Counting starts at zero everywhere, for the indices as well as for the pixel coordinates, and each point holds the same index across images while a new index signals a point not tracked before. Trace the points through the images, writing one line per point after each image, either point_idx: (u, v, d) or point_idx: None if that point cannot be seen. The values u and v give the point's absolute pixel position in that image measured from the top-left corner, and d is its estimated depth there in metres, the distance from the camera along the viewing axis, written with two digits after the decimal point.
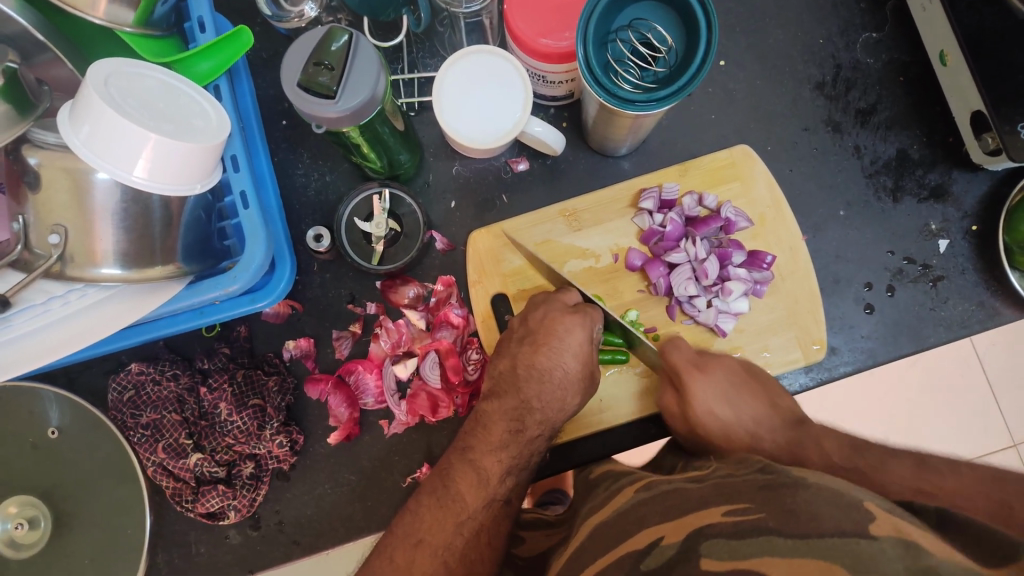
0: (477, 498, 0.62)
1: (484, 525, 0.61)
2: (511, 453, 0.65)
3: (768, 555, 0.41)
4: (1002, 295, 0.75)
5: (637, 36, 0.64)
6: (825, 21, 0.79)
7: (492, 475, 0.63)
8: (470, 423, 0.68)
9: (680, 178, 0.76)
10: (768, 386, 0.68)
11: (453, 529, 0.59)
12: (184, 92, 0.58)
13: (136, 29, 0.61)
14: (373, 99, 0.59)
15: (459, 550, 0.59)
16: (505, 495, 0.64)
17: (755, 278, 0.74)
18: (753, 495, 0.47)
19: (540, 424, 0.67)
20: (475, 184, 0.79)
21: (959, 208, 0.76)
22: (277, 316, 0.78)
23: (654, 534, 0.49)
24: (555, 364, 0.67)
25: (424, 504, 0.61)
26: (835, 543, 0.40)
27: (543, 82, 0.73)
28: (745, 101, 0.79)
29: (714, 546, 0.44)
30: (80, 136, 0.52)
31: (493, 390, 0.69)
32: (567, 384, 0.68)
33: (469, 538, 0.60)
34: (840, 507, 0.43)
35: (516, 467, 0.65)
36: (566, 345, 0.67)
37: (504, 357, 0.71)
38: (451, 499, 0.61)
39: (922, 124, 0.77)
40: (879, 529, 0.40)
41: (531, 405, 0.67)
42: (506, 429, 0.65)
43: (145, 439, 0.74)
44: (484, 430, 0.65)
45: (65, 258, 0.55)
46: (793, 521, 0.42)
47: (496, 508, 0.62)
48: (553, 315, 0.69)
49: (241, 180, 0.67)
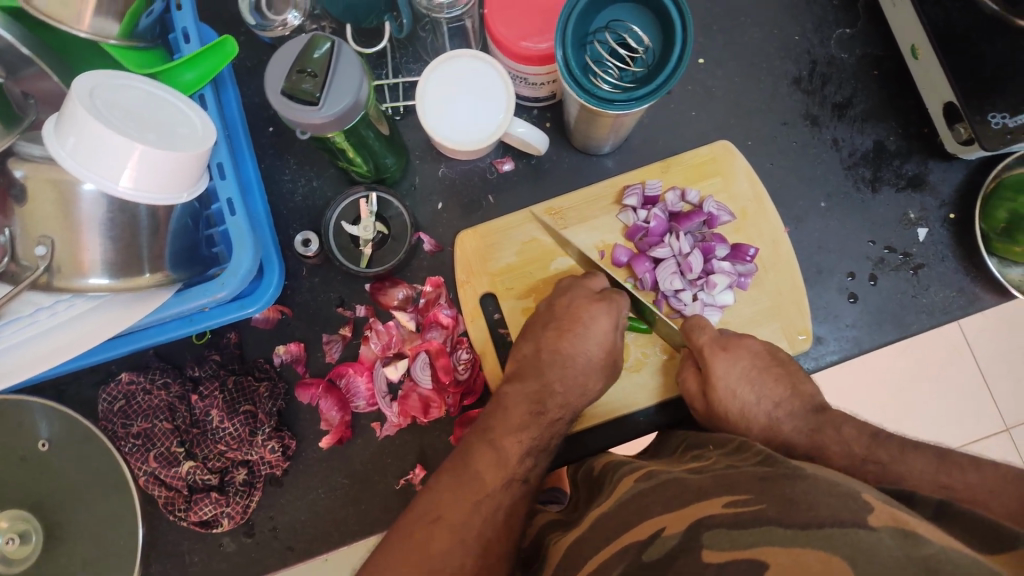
0: (497, 478, 0.61)
1: (501, 505, 0.60)
2: (531, 434, 0.65)
3: (769, 544, 0.41)
4: (982, 281, 0.77)
5: (615, 37, 0.65)
6: (799, 18, 0.81)
7: (512, 456, 0.63)
8: (491, 406, 0.68)
9: (662, 174, 0.77)
10: (793, 373, 0.68)
11: (473, 508, 0.59)
12: (168, 101, 0.59)
13: (121, 41, 0.62)
14: (357, 105, 0.60)
15: (478, 527, 0.57)
16: (524, 476, 0.63)
17: (740, 270, 0.75)
18: (753, 486, 0.48)
19: (562, 408, 0.68)
20: (461, 186, 0.80)
21: (936, 197, 0.78)
22: (267, 322, 0.78)
23: (655, 525, 0.50)
24: (579, 350, 0.70)
25: (444, 486, 0.60)
26: (833, 532, 0.41)
27: (525, 84, 0.74)
28: (724, 97, 0.81)
29: (716, 536, 0.44)
30: (65, 149, 0.53)
31: (517, 373, 0.70)
32: (590, 369, 0.70)
33: (488, 517, 0.58)
34: (837, 498, 0.44)
35: (537, 449, 0.65)
36: (592, 333, 0.70)
37: (530, 341, 0.72)
38: (471, 478, 0.60)
39: (897, 116, 0.79)
40: (877, 519, 0.41)
41: (553, 388, 0.68)
42: (528, 410, 0.66)
43: (136, 448, 0.74)
44: (505, 411, 0.66)
45: (52, 269, 0.56)
46: (793, 510, 0.44)
47: (515, 488, 0.62)
48: (580, 301, 0.71)
49: (228, 187, 0.68)
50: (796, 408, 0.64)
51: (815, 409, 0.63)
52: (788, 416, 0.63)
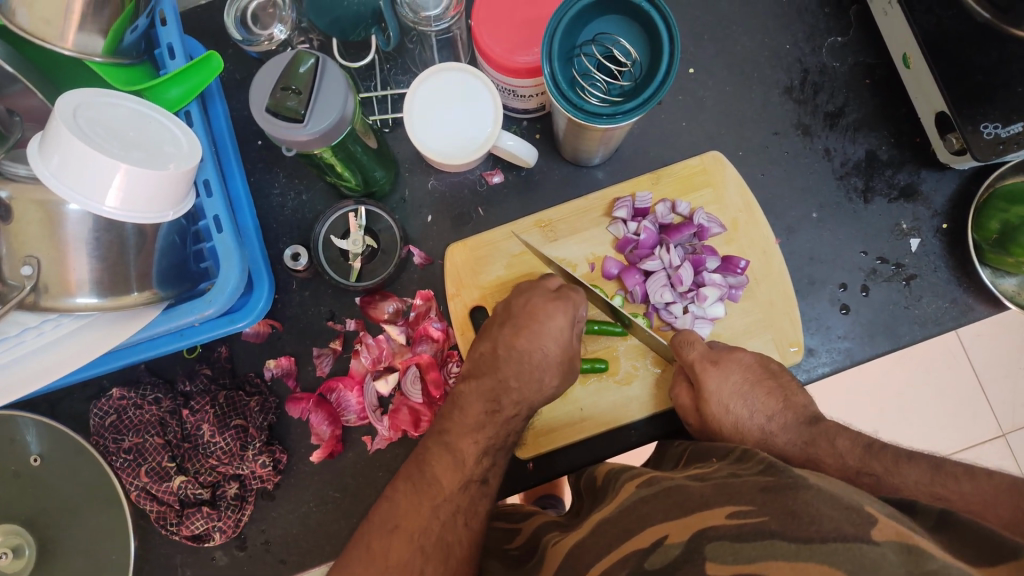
0: (454, 480, 0.63)
1: (460, 507, 0.62)
2: (488, 434, 0.66)
3: (770, 559, 0.41)
4: (975, 292, 0.76)
5: (602, 50, 0.65)
6: (791, 26, 0.80)
7: (469, 457, 0.64)
8: (448, 405, 0.69)
9: (653, 186, 0.77)
10: (784, 386, 0.68)
11: (430, 513, 0.60)
12: (153, 119, 0.58)
13: (105, 58, 0.61)
14: (343, 120, 0.60)
15: (436, 532, 0.59)
16: (483, 476, 0.65)
17: (731, 282, 0.74)
18: (755, 497, 0.47)
19: (516, 405, 0.68)
20: (451, 198, 0.80)
21: (929, 207, 0.77)
22: (257, 336, 0.78)
23: (656, 533, 0.49)
24: (535, 347, 0.69)
25: (400, 490, 0.62)
26: (835, 548, 0.40)
27: (513, 96, 0.74)
28: (715, 107, 0.80)
29: (719, 548, 0.44)
30: (50, 168, 0.52)
31: (471, 371, 0.70)
32: (546, 364, 0.69)
33: (446, 521, 0.60)
34: (840, 510, 0.43)
35: (494, 447, 0.66)
36: (548, 330, 0.69)
37: (487, 340, 0.71)
38: (427, 484, 0.62)
39: (889, 125, 0.78)
40: (881, 534, 0.41)
41: (508, 385, 0.68)
42: (483, 409, 0.67)
43: (127, 463, 0.74)
44: (460, 411, 0.67)
45: (39, 288, 0.56)
46: (795, 523, 0.43)
47: (473, 490, 0.63)
48: (536, 301, 0.70)
49: (215, 205, 0.67)
50: (789, 421, 0.64)
51: (809, 421, 0.63)
52: (781, 429, 0.64)
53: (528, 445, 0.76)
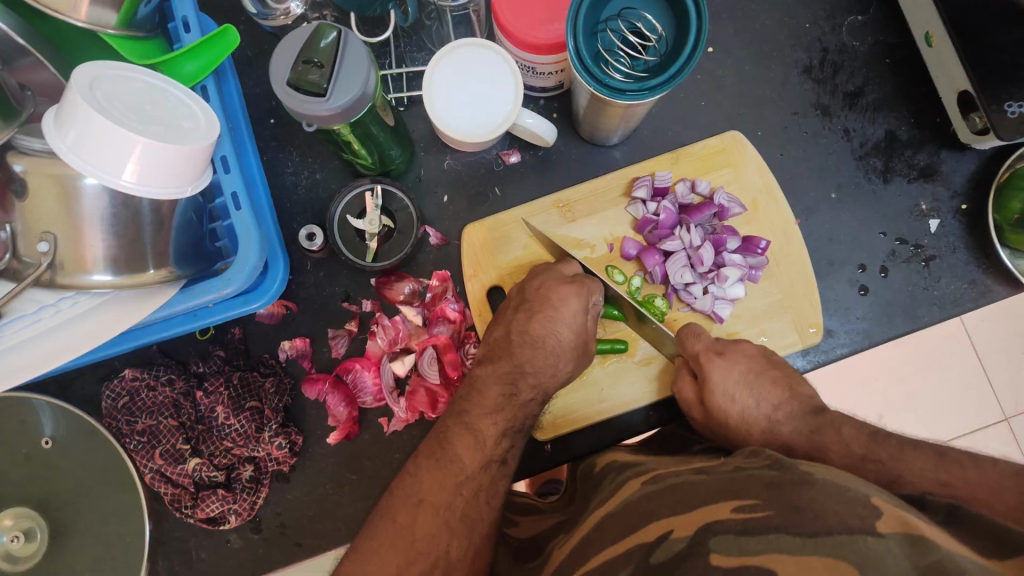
0: (475, 459, 0.61)
1: (482, 486, 0.60)
2: (506, 416, 0.64)
3: (777, 552, 0.41)
4: (995, 273, 0.76)
5: (627, 26, 0.63)
6: (810, 5, 0.79)
7: (488, 437, 0.62)
8: (465, 388, 0.67)
9: (672, 166, 0.76)
10: (789, 376, 0.67)
11: (453, 489, 0.58)
12: (171, 93, 0.57)
13: (119, 31, 0.60)
14: (364, 96, 0.59)
15: (460, 509, 0.58)
16: (502, 456, 0.63)
17: (750, 263, 0.74)
18: (761, 492, 0.47)
19: (534, 389, 0.67)
20: (467, 178, 0.79)
21: (948, 187, 0.77)
22: (272, 317, 0.77)
23: (664, 527, 0.49)
24: (550, 332, 0.67)
25: (423, 466, 0.60)
26: (841, 540, 0.40)
27: (533, 74, 0.73)
28: (734, 87, 0.79)
29: (723, 542, 0.44)
30: (66, 142, 0.51)
31: (488, 356, 0.68)
32: (560, 350, 0.68)
33: (470, 498, 0.58)
34: (845, 504, 0.43)
35: (512, 429, 0.64)
36: (561, 316, 0.67)
37: (500, 325, 0.71)
38: (449, 460, 0.60)
39: (909, 106, 0.78)
40: (885, 525, 0.40)
41: (524, 369, 0.66)
42: (500, 392, 0.65)
43: (142, 445, 0.73)
44: (478, 395, 0.65)
45: (55, 266, 0.54)
46: (800, 518, 0.42)
47: (493, 470, 0.61)
48: (550, 284, 0.70)
49: (232, 181, 0.66)
50: (795, 410, 0.62)
51: (814, 411, 0.61)
52: (788, 418, 0.62)
53: (545, 427, 0.76)
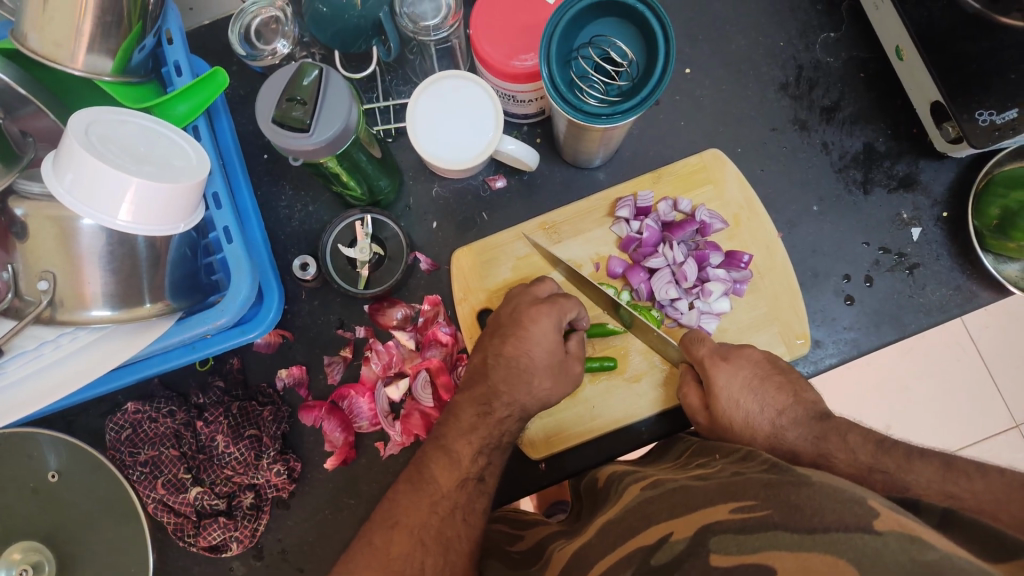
0: (450, 479, 0.62)
1: (458, 504, 0.61)
2: (481, 435, 0.65)
3: (775, 549, 0.42)
4: (979, 279, 0.77)
5: (598, 53, 0.66)
6: (784, 24, 0.81)
7: (464, 457, 0.63)
8: (444, 415, 0.68)
9: (654, 185, 0.78)
10: (796, 382, 0.66)
11: (429, 508, 0.60)
12: (165, 136, 0.60)
13: (114, 77, 0.63)
14: (347, 130, 0.61)
15: (436, 527, 0.59)
16: (479, 473, 0.64)
17: (735, 277, 0.76)
18: (758, 492, 0.48)
19: (509, 406, 0.67)
20: (454, 205, 0.81)
21: (928, 196, 0.78)
22: (269, 346, 0.79)
23: (663, 530, 0.50)
24: (522, 351, 0.68)
25: (400, 491, 0.61)
26: (838, 537, 0.41)
27: (513, 101, 0.75)
28: (712, 106, 0.81)
29: (723, 541, 0.45)
30: (64, 185, 0.54)
31: (465, 383, 0.70)
32: (535, 369, 0.68)
33: (444, 517, 0.59)
34: (843, 503, 0.44)
35: (488, 446, 0.65)
36: (533, 335, 0.68)
37: (479, 351, 0.71)
38: (426, 482, 0.61)
39: (885, 118, 0.79)
40: (882, 524, 0.41)
41: (498, 389, 0.67)
42: (475, 413, 0.66)
43: (144, 475, 0.75)
44: (455, 417, 0.66)
45: (55, 303, 0.57)
46: (798, 516, 0.43)
47: (470, 487, 0.62)
48: (521, 308, 0.70)
49: (225, 216, 0.69)
50: (800, 416, 0.62)
51: (819, 417, 0.61)
52: (792, 424, 0.62)
53: (539, 445, 0.76)
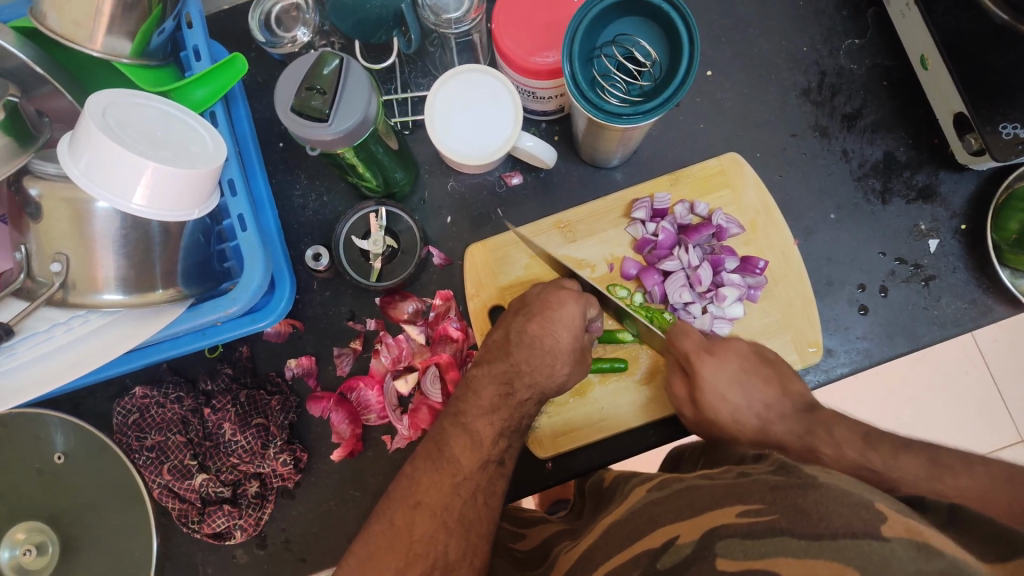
0: (473, 460, 0.61)
1: (480, 487, 0.61)
2: (502, 416, 0.65)
3: (784, 556, 0.42)
4: (995, 293, 0.76)
5: (622, 51, 0.64)
6: (808, 29, 0.81)
7: (486, 438, 0.63)
8: (461, 387, 0.67)
9: (672, 187, 0.77)
10: (782, 374, 0.67)
11: (451, 490, 0.59)
12: (181, 120, 0.59)
13: (133, 59, 0.62)
14: (366, 121, 0.60)
15: (459, 510, 0.58)
16: (500, 456, 0.63)
17: (750, 282, 0.75)
18: (765, 495, 0.47)
19: (530, 389, 0.66)
20: (470, 199, 0.81)
21: (947, 208, 0.77)
22: (278, 335, 0.79)
23: (668, 533, 0.49)
24: (547, 332, 0.67)
25: (420, 468, 0.61)
26: (846, 544, 0.41)
27: (532, 98, 0.75)
28: (733, 109, 0.81)
29: (730, 545, 0.44)
30: (79, 167, 0.53)
31: (485, 357, 0.68)
32: (557, 352, 0.67)
33: (467, 498, 0.59)
34: (849, 506, 0.43)
35: (509, 429, 0.65)
36: (560, 318, 0.67)
37: (500, 328, 0.70)
38: (446, 461, 0.61)
39: (907, 127, 0.78)
40: (890, 529, 0.41)
41: (520, 369, 0.66)
42: (496, 393, 0.65)
43: (150, 461, 0.74)
44: (474, 394, 0.65)
45: (67, 285, 0.57)
46: (805, 521, 0.43)
47: (491, 470, 0.62)
48: (547, 291, 0.70)
49: (239, 204, 0.68)
50: (787, 409, 0.63)
51: (806, 409, 0.62)
52: (778, 416, 0.62)
53: (546, 444, 0.76)
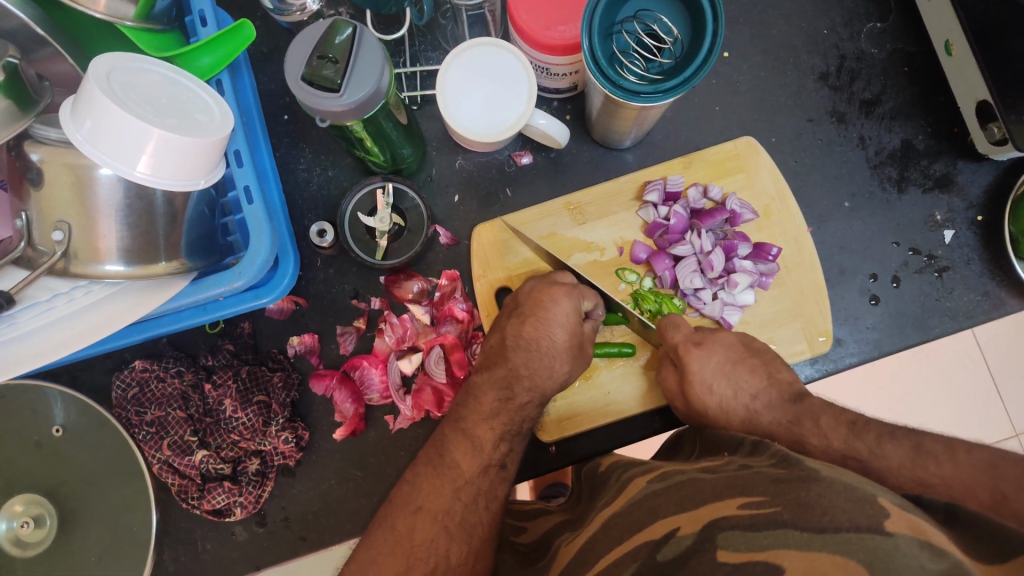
0: (474, 465, 0.61)
1: (481, 490, 0.60)
2: (503, 421, 0.64)
3: (785, 548, 0.40)
4: (1008, 286, 0.75)
5: (642, 27, 0.62)
6: (829, 11, 0.79)
7: (487, 442, 0.62)
8: (462, 396, 0.67)
9: (684, 171, 0.76)
10: (769, 363, 0.67)
11: (452, 495, 0.59)
12: (186, 86, 0.57)
13: (136, 23, 0.60)
14: (377, 93, 0.59)
15: (459, 514, 0.58)
16: (501, 460, 0.62)
17: (761, 270, 0.74)
18: (766, 488, 0.46)
19: (530, 392, 0.66)
20: (478, 178, 0.79)
21: (964, 199, 0.76)
22: (281, 312, 0.77)
23: (669, 524, 0.48)
24: (543, 334, 0.67)
25: (421, 474, 0.60)
26: (849, 538, 0.39)
27: (546, 74, 0.73)
28: (750, 92, 0.79)
29: (730, 537, 0.43)
30: (82, 132, 0.51)
31: (485, 363, 0.68)
32: (555, 351, 0.67)
33: (468, 503, 0.59)
34: (853, 501, 0.42)
35: (510, 433, 0.64)
36: (553, 316, 0.67)
37: (497, 332, 0.70)
38: (447, 467, 0.60)
39: (926, 115, 0.77)
40: (893, 525, 0.39)
41: (518, 372, 0.65)
42: (496, 398, 0.64)
43: (150, 436, 0.74)
44: (475, 401, 0.65)
45: (69, 255, 0.55)
46: (807, 513, 0.41)
47: (492, 474, 0.61)
48: (541, 289, 0.69)
49: (245, 175, 0.66)
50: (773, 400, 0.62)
51: (793, 399, 0.62)
52: (766, 407, 0.62)
53: (550, 428, 0.75)
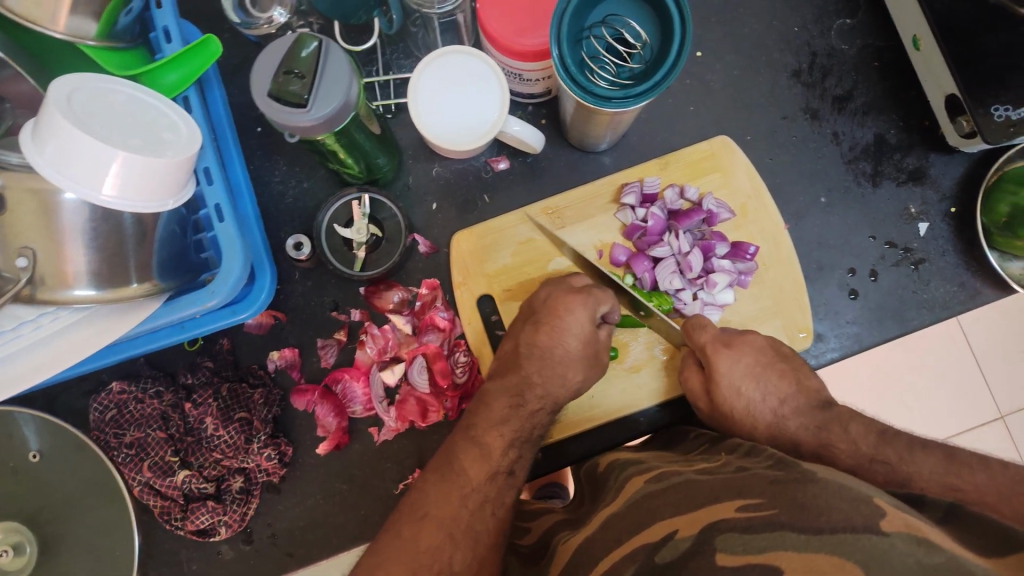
0: (481, 472, 0.60)
1: (488, 498, 0.59)
2: (513, 428, 0.64)
3: (782, 549, 0.39)
4: (983, 276, 0.76)
5: (611, 32, 0.62)
6: (799, 9, 0.79)
7: (496, 449, 0.62)
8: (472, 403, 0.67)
9: (660, 172, 0.76)
10: (798, 368, 0.66)
11: (458, 502, 0.58)
12: (150, 105, 0.56)
13: (99, 41, 0.59)
14: (347, 105, 0.58)
15: (465, 522, 0.57)
16: (510, 467, 0.62)
17: (740, 269, 0.74)
18: (765, 490, 0.46)
19: (541, 399, 0.66)
20: (455, 185, 0.79)
21: (937, 191, 0.77)
22: (260, 327, 0.77)
23: (668, 526, 0.47)
24: (557, 342, 0.67)
25: (429, 482, 0.60)
26: (845, 538, 0.38)
27: (519, 80, 0.72)
28: (723, 91, 0.79)
29: (728, 540, 0.42)
30: (44, 157, 0.50)
31: (496, 370, 0.69)
32: (569, 359, 0.67)
33: (474, 510, 0.58)
34: (848, 501, 0.42)
35: (520, 440, 0.64)
36: (568, 325, 0.67)
37: (510, 338, 0.70)
38: (454, 474, 0.60)
39: (898, 109, 0.78)
40: (890, 524, 0.39)
41: (531, 380, 0.66)
42: (507, 404, 0.65)
43: (130, 458, 0.72)
44: (484, 406, 0.65)
45: (35, 281, 0.53)
46: (805, 515, 0.41)
47: (500, 481, 0.61)
48: (558, 295, 0.69)
49: (216, 193, 0.66)
50: (802, 405, 0.62)
51: (822, 405, 0.61)
52: (794, 413, 0.61)
53: None
